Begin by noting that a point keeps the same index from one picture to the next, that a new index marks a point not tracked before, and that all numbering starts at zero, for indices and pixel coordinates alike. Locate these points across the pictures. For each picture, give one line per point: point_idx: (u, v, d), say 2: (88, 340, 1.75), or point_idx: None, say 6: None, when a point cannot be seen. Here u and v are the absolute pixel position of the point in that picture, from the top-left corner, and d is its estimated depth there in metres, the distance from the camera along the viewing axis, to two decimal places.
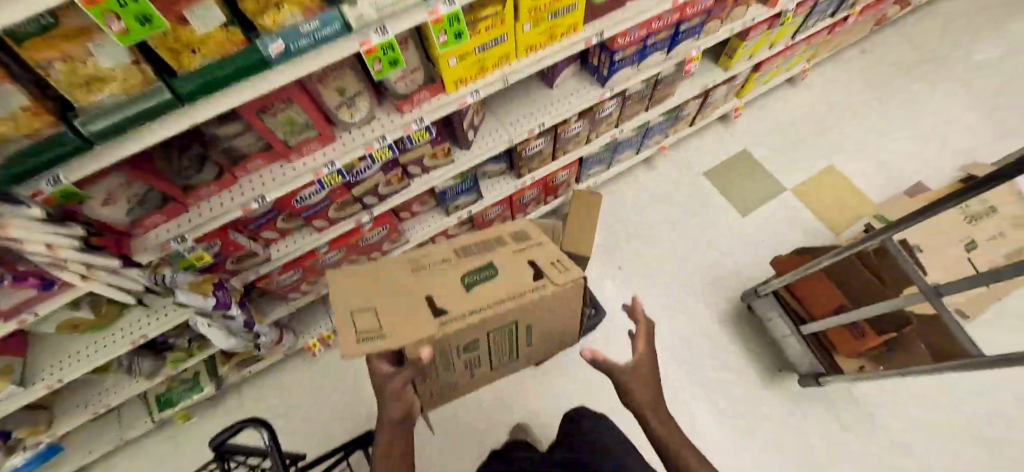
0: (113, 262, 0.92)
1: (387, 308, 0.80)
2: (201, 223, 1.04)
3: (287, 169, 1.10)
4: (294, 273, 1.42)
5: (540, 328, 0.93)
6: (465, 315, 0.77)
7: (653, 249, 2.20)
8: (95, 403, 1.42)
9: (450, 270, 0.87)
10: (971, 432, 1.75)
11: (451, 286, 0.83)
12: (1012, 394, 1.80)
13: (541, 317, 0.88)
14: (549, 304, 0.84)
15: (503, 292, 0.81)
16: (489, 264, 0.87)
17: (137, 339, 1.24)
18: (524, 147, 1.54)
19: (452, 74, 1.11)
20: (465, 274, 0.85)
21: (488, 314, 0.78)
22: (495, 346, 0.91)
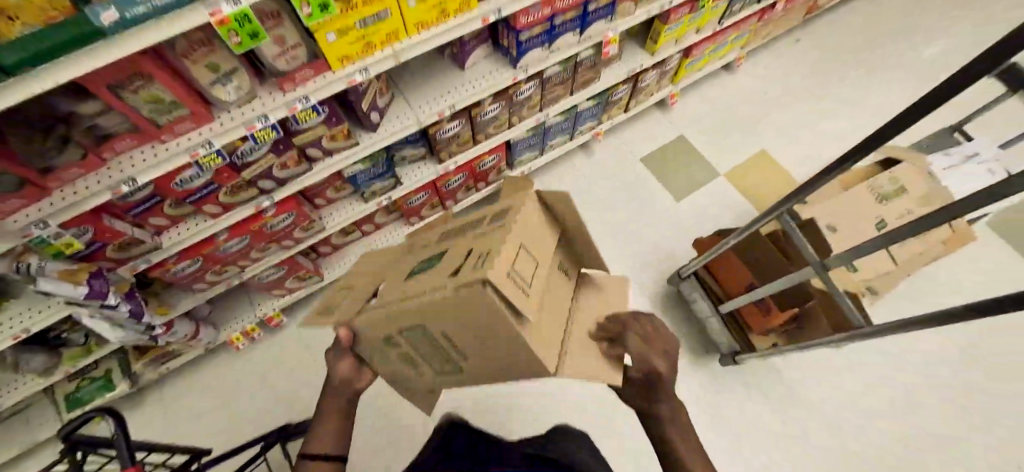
0: None
1: (350, 301, 0.89)
2: (66, 206, 0.99)
3: (159, 150, 1.05)
4: (194, 262, 1.37)
5: (486, 350, 0.71)
6: (370, 308, 0.75)
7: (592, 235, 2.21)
8: None
9: (414, 260, 0.84)
10: (865, 393, 1.84)
11: (395, 279, 0.81)
12: (914, 362, 1.88)
13: (458, 326, 0.67)
14: (449, 315, 0.64)
15: (408, 284, 0.72)
16: (438, 253, 0.77)
17: (20, 334, 1.14)
18: (437, 130, 1.52)
19: (335, 51, 1.07)
20: (415, 266, 0.80)
21: (383, 311, 0.70)
22: (432, 350, 0.78)
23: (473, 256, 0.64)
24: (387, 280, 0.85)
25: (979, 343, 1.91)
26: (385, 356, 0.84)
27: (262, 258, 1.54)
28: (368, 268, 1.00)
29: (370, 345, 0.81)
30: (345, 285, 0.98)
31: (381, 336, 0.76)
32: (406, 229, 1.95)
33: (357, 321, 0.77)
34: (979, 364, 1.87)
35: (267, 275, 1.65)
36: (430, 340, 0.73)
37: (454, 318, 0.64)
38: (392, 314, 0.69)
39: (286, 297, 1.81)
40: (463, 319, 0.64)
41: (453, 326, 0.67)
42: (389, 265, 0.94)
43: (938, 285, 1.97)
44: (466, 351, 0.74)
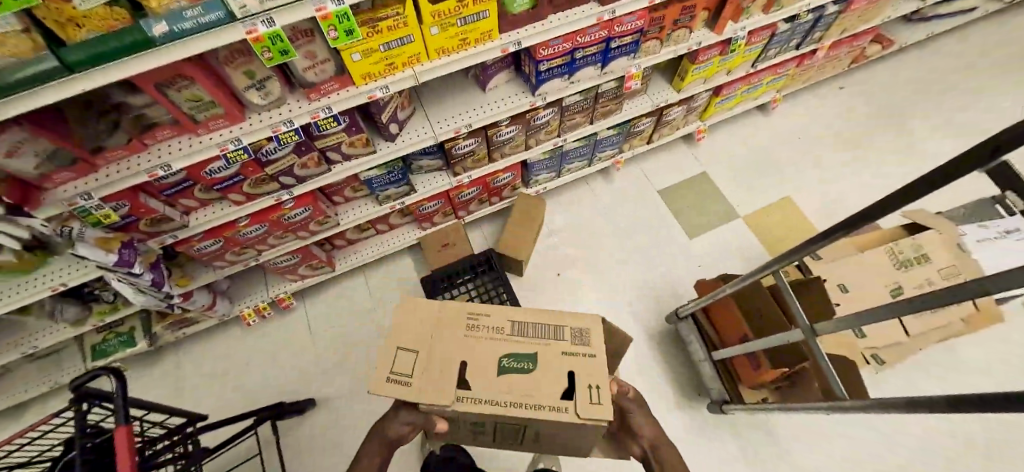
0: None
1: (422, 368, 0.88)
2: (108, 183, 1.11)
3: (192, 142, 1.16)
4: (216, 242, 1.48)
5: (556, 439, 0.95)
6: (485, 405, 0.84)
7: (599, 261, 2.22)
8: (23, 345, 1.50)
9: (501, 342, 0.92)
10: (853, 463, 1.77)
11: (487, 366, 0.88)
12: (909, 447, 1.78)
13: (551, 428, 0.88)
14: (561, 425, 0.85)
15: (518, 389, 0.85)
16: (533, 353, 0.90)
17: (57, 286, 1.29)
18: (454, 145, 1.57)
19: (359, 69, 1.16)
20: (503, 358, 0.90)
21: (498, 412, 0.83)
22: (501, 430, 0.96)
23: (586, 389, 0.84)
24: (472, 357, 0.89)
25: (1000, 433, 1.78)
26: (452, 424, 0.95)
27: (280, 246, 1.62)
28: (418, 322, 0.94)
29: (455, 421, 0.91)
30: (404, 340, 0.92)
31: (476, 420, 0.86)
32: (417, 233, 1.96)
33: (460, 409, 0.83)
34: (999, 457, 1.75)
35: (281, 261, 1.71)
36: (512, 428, 0.91)
37: (556, 427, 0.85)
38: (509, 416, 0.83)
39: (298, 282, 1.87)
40: (566, 429, 0.86)
41: (549, 428, 0.88)
42: (451, 323, 0.94)
43: (961, 364, 1.85)
44: (536, 435, 0.94)
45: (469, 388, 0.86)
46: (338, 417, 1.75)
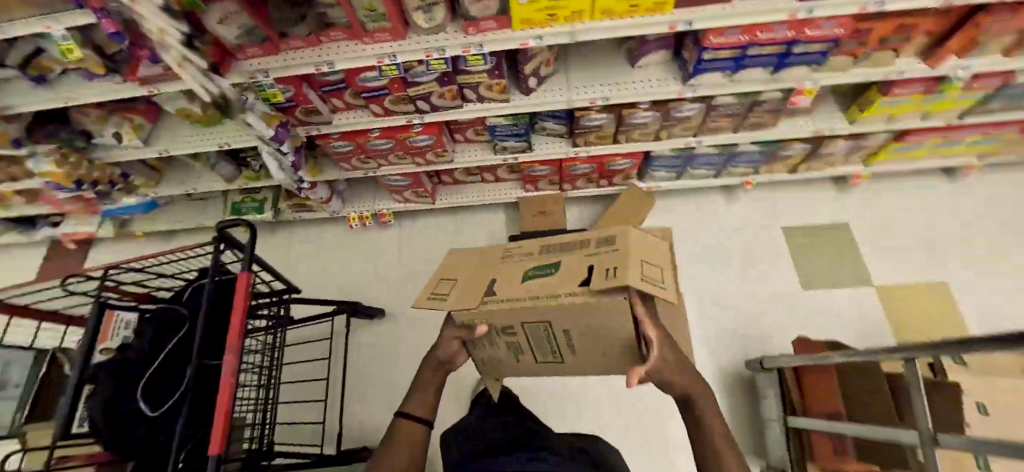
0: (201, 65, 1.13)
1: (458, 288, 0.93)
2: (283, 67, 1.24)
3: (357, 47, 1.21)
4: (349, 146, 1.55)
5: (590, 340, 0.85)
6: (503, 303, 0.82)
7: (695, 278, 2.06)
8: (187, 185, 1.81)
9: (529, 261, 0.90)
10: None
11: (513, 276, 0.88)
12: None
13: (581, 328, 0.81)
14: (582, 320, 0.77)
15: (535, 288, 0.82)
16: (557, 262, 0.85)
17: (221, 145, 1.51)
18: (583, 116, 1.48)
19: (521, 13, 1.13)
20: (530, 270, 0.88)
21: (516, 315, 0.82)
22: (541, 344, 0.92)
23: (603, 271, 0.73)
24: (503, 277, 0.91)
25: None
26: (493, 340, 0.95)
27: (399, 165, 1.66)
28: (466, 260, 1.01)
29: (488, 331, 0.91)
30: (448, 274, 1.00)
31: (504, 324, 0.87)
32: (518, 193, 1.93)
33: (482, 309, 0.84)
34: None
35: (394, 180, 1.78)
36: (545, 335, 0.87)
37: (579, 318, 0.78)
38: (531, 315, 0.81)
39: (400, 204, 1.93)
40: (591, 324, 0.78)
41: (582, 330, 0.81)
42: (493, 256, 0.98)
43: None
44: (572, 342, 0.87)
45: (493, 293, 0.86)
46: (400, 334, 1.84)
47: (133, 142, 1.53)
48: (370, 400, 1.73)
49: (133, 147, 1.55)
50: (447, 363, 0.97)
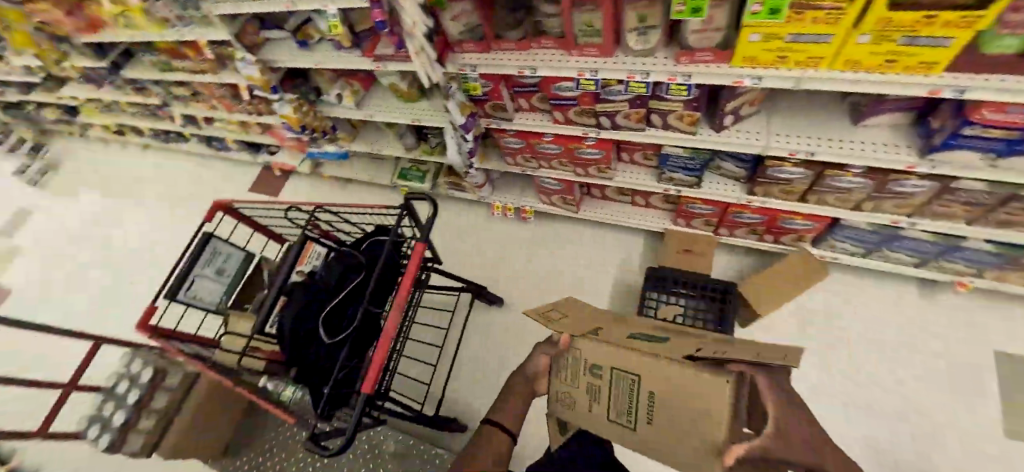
0: (432, 55, 1.26)
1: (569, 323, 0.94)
2: (491, 65, 1.33)
3: (563, 59, 1.24)
4: (519, 144, 1.62)
5: (679, 421, 0.62)
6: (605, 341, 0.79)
7: (890, 377, 1.64)
8: (374, 145, 2.09)
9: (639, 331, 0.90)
10: None
11: (620, 334, 0.86)
12: None
13: (671, 398, 0.63)
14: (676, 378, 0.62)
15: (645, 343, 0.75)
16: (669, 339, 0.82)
17: (414, 120, 1.70)
18: (774, 166, 1.34)
19: (747, 51, 1.04)
20: (639, 336, 0.85)
21: (614, 350, 0.74)
22: (619, 416, 0.72)
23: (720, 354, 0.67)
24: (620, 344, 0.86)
25: None
26: (570, 379, 0.82)
27: (558, 170, 1.70)
28: (581, 311, 1.04)
29: (572, 365, 0.82)
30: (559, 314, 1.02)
31: (595, 363, 0.77)
32: (665, 224, 1.85)
33: (581, 341, 0.82)
34: None
35: (548, 183, 1.84)
36: (630, 398, 0.71)
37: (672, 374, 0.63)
38: (627, 358, 0.72)
39: (546, 205, 2.00)
40: (683, 390, 0.61)
41: (669, 398, 0.63)
42: (605, 317, 1.00)
43: None
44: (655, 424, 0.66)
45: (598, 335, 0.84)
46: (514, 327, 1.93)
47: (349, 104, 1.81)
48: (476, 378, 1.85)
49: (348, 107, 1.83)
50: (533, 384, 0.88)
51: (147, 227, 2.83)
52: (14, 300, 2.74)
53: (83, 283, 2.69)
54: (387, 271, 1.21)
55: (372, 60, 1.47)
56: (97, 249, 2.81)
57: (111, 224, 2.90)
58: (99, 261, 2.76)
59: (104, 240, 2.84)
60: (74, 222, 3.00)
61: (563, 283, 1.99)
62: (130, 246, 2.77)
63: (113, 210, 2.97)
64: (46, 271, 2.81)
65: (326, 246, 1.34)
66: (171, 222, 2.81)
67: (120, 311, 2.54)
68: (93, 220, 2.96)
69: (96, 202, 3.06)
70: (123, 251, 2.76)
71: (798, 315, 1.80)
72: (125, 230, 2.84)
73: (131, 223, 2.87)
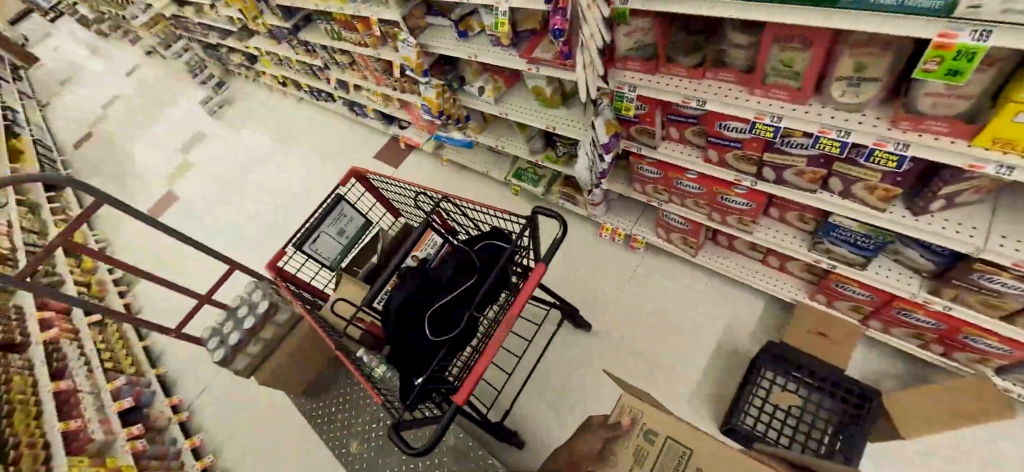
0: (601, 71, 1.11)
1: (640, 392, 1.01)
2: (653, 88, 1.22)
3: (743, 96, 1.10)
4: (655, 174, 1.51)
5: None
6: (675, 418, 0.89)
7: None
8: (499, 141, 2.11)
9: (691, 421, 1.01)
10: None
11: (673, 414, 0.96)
12: None
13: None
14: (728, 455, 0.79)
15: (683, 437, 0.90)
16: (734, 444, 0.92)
17: (548, 126, 1.65)
18: (982, 272, 1.07)
19: (1001, 130, 0.76)
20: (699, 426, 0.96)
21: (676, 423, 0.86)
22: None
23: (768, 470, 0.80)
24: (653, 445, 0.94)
25: None
26: (624, 436, 0.90)
27: (691, 210, 1.57)
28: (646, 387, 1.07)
29: (630, 429, 0.90)
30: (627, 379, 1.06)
31: (652, 430, 0.87)
32: (799, 295, 1.64)
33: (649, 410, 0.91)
34: None
35: (673, 219, 1.71)
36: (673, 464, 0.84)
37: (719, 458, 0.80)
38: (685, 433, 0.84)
39: (661, 239, 1.88)
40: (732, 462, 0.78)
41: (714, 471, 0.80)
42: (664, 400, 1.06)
43: None
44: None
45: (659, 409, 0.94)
46: (597, 357, 1.83)
47: (489, 98, 1.83)
48: (549, 398, 1.79)
49: (487, 101, 1.86)
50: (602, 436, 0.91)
51: (305, 176, 3.14)
52: (187, 212, 3.26)
53: (252, 215, 3.04)
54: (501, 275, 1.16)
55: (525, 61, 1.45)
56: (265, 189, 3.17)
57: (275, 167, 3.28)
58: (266, 200, 3.10)
59: (270, 181, 3.20)
60: (248, 160, 3.43)
61: (662, 326, 1.84)
62: (294, 191, 3.08)
63: (278, 154, 3.36)
64: (221, 196, 3.26)
65: (443, 235, 1.33)
66: (323, 175, 3.10)
67: (275, 246, 2.84)
68: (263, 161, 3.36)
69: (261, 142, 3.54)
70: (288, 194, 3.08)
71: (966, 452, 1.43)
72: (287, 175, 3.19)
73: (287, 166, 3.26)
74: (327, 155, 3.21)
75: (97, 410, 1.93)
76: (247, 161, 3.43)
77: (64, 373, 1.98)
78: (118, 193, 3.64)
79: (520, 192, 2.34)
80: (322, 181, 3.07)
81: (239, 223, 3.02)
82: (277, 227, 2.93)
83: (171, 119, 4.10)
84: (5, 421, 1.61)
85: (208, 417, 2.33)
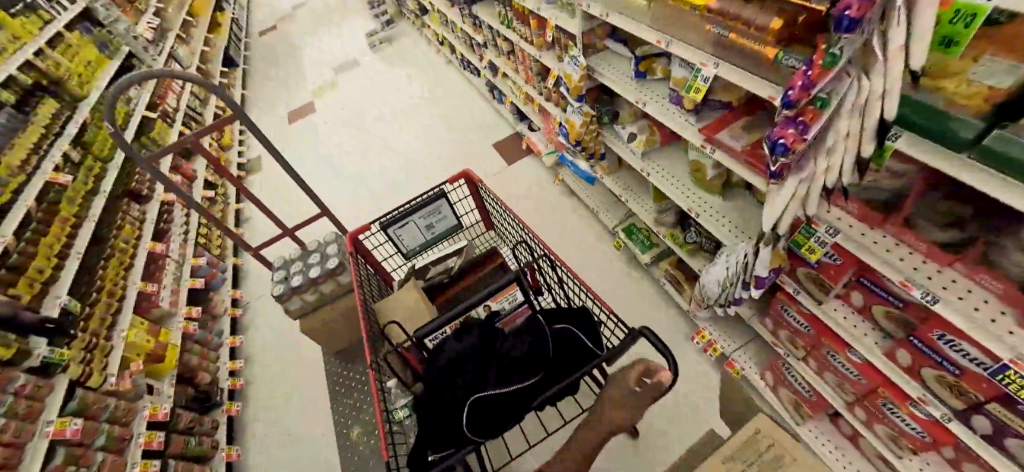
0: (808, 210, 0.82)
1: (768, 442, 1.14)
2: (861, 243, 0.89)
3: (1005, 322, 0.72)
4: (805, 327, 1.19)
5: None
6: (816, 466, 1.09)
7: None
8: (625, 190, 1.88)
9: None
10: None
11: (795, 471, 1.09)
12: None
13: None
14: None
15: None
16: None
17: (691, 209, 1.39)
18: None
19: None
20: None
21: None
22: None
23: None
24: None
25: None
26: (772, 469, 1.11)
27: (829, 386, 1.23)
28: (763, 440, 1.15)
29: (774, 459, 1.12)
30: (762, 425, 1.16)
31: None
32: None
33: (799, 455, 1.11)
34: None
35: (796, 378, 1.37)
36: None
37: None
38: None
39: (763, 383, 1.54)
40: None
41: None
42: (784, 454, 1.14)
43: None
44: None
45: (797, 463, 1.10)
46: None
47: (636, 150, 1.60)
48: None
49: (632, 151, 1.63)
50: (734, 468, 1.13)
51: (425, 144, 3.16)
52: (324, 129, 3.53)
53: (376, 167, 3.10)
54: (569, 385, 0.95)
55: (700, 135, 1.18)
56: (388, 145, 3.24)
57: (397, 127, 3.37)
58: (388, 157, 3.15)
59: (394, 140, 3.27)
60: (377, 113, 3.57)
61: None
62: (415, 155, 3.10)
63: (405, 116, 3.45)
64: (345, 140, 3.40)
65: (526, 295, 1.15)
66: (441, 147, 3.09)
67: (374, 192, 2.92)
68: (392, 118, 3.47)
69: (394, 97, 3.67)
70: (410, 154, 3.12)
71: None
72: (410, 139, 3.23)
73: (422, 122, 3.34)
74: (447, 129, 3.22)
75: (174, 279, 2.13)
76: (376, 113, 3.57)
77: (164, 236, 2.23)
78: (282, 90, 4.09)
79: (623, 248, 2.11)
80: (439, 153, 3.05)
81: (362, 170, 3.11)
82: (393, 182, 2.95)
83: (342, 39, 4.47)
84: (103, 264, 1.80)
85: (273, 345, 2.32)
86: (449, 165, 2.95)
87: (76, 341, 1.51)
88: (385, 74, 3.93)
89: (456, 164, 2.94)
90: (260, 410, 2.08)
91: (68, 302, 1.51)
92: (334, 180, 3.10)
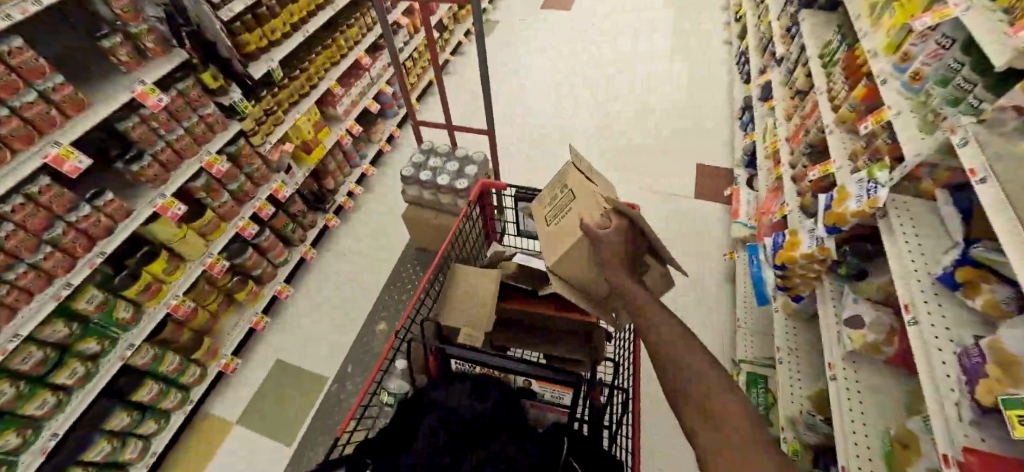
0: None
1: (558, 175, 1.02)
2: None
3: None
4: None
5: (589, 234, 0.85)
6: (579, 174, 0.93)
7: None
8: (787, 345, 1.44)
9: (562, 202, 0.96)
10: None
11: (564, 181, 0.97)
12: None
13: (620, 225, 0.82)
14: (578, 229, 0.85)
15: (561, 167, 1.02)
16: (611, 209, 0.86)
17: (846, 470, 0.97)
18: None
19: None
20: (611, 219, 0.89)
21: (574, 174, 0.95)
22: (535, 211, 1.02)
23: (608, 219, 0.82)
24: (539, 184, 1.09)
25: None
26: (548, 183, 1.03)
27: None
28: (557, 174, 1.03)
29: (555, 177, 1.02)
30: None
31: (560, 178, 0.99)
32: None
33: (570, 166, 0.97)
34: None
35: None
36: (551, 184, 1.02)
37: (614, 245, 0.77)
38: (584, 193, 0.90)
39: None
40: (577, 248, 0.84)
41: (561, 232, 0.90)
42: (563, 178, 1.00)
43: None
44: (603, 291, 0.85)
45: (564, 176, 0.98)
46: None
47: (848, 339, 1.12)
48: None
49: (840, 333, 1.15)
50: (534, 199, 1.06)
51: (592, 102, 2.92)
52: (562, 41, 3.39)
53: (532, 100, 2.99)
54: None
55: (960, 451, 0.72)
56: (577, 82, 3.05)
57: (573, 70, 3.15)
58: (552, 95, 3.00)
59: (563, 82, 3.08)
60: (585, 44, 3.33)
61: None
62: (575, 109, 2.89)
63: (596, 61, 3.19)
64: (522, 57, 3.30)
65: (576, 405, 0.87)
66: (604, 114, 2.84)
67: (555, 130, 2.78)
68: (601, 56, 3.21)
69: (621, 37, 3.34)
70: (591, 101, 2.90)
71: None
72: (575, 90, 3.00)
73: (651, 93, 2.95)
74: (629, 100, 2.91)
75: (362, 93, 2.34)
76: (591, 42, 3.34)
77: (377, 53, 2.43)
78: None
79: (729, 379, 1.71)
80: (598, 118, 2.81)
81: (519, 93, 3.02)
82: (576, 125, 2.76)
83: None
84: (319, 50, 1.98)
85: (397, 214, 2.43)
86: (610, 133, 2.69)
87: (264, 101, 1.73)
88: (644, 15, 3.52)
89: (605, 139, 2.69)
90: (353, 251, 2.29)
91: (274, 68, 1.69)
92: (522, 87, 3.07)
